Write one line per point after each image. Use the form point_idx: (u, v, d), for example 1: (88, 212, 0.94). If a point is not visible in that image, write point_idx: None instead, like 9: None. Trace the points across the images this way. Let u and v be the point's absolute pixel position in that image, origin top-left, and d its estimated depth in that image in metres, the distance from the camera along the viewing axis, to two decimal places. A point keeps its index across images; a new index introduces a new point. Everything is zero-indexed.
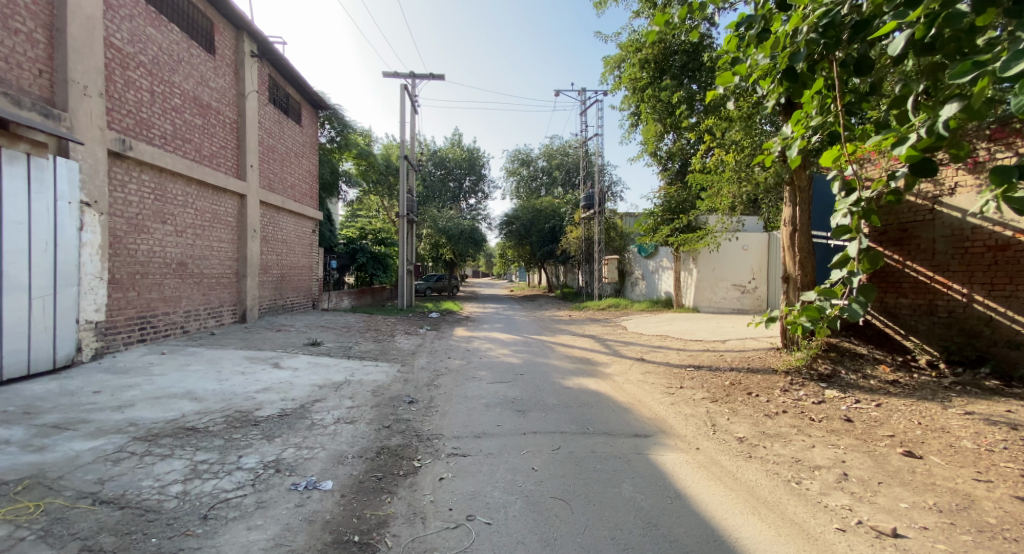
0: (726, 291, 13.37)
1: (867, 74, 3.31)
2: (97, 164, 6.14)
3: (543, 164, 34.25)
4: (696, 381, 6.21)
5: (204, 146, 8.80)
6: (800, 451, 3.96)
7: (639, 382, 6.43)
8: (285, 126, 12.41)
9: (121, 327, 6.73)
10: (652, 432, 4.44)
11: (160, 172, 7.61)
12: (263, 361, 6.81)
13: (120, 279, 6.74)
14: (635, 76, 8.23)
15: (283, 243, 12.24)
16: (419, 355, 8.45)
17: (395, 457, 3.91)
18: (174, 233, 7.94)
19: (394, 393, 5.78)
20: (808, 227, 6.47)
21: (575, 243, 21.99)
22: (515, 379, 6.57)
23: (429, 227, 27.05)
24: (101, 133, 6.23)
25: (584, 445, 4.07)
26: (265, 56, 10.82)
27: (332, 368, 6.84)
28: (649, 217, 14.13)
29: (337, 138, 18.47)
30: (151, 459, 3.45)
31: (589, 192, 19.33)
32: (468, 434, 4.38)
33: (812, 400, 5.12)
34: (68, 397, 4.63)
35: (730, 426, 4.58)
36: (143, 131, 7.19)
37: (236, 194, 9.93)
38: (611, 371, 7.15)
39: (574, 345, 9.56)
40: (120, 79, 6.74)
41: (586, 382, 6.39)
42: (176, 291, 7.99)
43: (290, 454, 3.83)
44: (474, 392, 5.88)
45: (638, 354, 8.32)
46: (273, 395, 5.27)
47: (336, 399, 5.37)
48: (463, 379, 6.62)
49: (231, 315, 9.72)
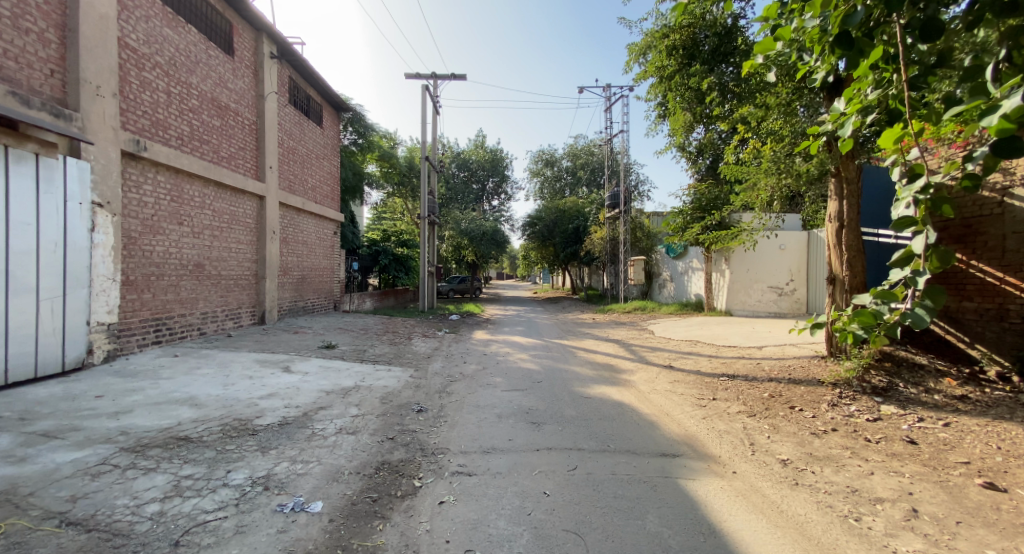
0: (762, 294, 12.61)
1: (937, 39, 2.73)
2: (109, 165, 6.10)
3: (568, 164, 33.69)
4: (730, 393, 5.68)
5: (222, 148, 8.77)
6: (856, 479, 3.44)
7: (667, 392, 5.93)
8: (306, 128, 12.39)
9: (135, 329, 6.68)
10: (683, 453, 3.96)
11: (176, 174, 7.57)
12: (273, 365, 6.63)
13: (135, 281, 6.69)
14: (661, 63, 7.57)
15: (303, 245, 12.22)
16: (435, 359, 8.16)
17: (395, 474, 3.58)
18: (190, 234, 7.90)
19: (402, 401, 5.47)
20: (858, 223, 5.82)
21: (599, 244, 21.47)
22: (532, 387, 6.18)
23: (452, 229, 26.90)
24: (115, 133, 6.19)
25: (604, 467, 3.64)
26: (284, 57, 10.77)
27: (343, 373, 6.59)
28: (678, 215, 13.59)
29: (359, 141, 18.59)
30: (133, 474, 3.22)
31: (614, 191, 18.77)
32: (476, 449, 4.01)
33: (866, 416, 4.55)
34: (69, 402, 4.50)
35: (770, 446, 4.07)
36: (159, 132, 7.14)
37: (255, 195, 9.90)
38: (637, 379, 6.67)
39: (597, 350, 9.07)
40: (135, 79, 6.71)
41: (608, 391, 5.94)
42: (193, 293, 7.95)
43: (282, 468, 3.55)
44: (487, 401, 5.51)
45: (666, 361, 7.77)
46: (276, 402, 5.04)
47: (341, 406, 5.10)
48: (477, 386, 6.25)
49: (249, 317, 9.68)
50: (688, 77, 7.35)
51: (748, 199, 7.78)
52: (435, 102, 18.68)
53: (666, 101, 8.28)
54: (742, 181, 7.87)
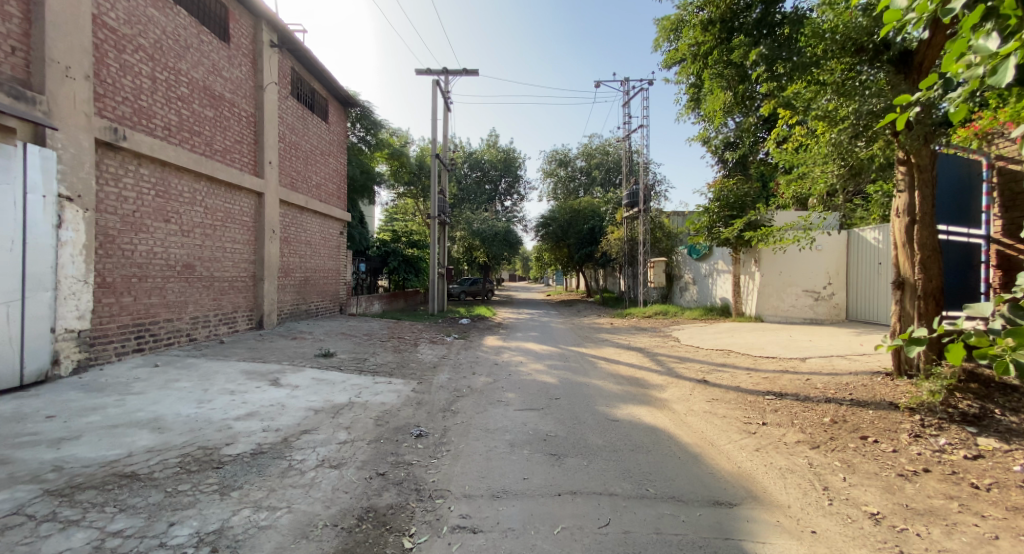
0: (796, 298, 11.62)
1: None
2: (81, 155, 5.50)
3: (582, 164, 32.87)
4: (783, 416, 4.87)
5: (215, 140, 8.19)
6: (983, 547, 2.61)
7: (706, 414, 5.16)
8: (310, 123, 11.81)
9: (113, 335, 6.08)
10: (741, 500, 3.17)
11: (162, 167, 6.98)
12: (262, 377, 5.97)
13: (112, 283, 6.09)
14: (696, 39, 6.68)
15: (306, 245, 11.63)
16: (442, 370, 7.44)
17: (380, 528, 2.85)
18: (178, 233, 7.30)
19: (400, 423, 4.75)
20: (933, 218, 4.97)
21: (616, 245, 20.65)
22: (549, 405, 5.41)
23: (463, 230, 26.29)
24: (87, 119, 5.59)
25: (644, 522, 2.87)
26: (285, 46, 10.18)
27: (338, 386, 5.91)
28: (703, 214, 12.72)
29: (368, 139, 18.25)
30: (48, 530, 2.54)
31: (632, 189, 17.87)
32: (483, 492, 3.26)
33: (963, 452, 3.73)
34: (13, 424, 3.88)
35: (851, 493, 3.27)
36: (142, 121, 6.56)
37: (253, 192, 9.32)
38: (669, 397, 5.85)
39: (619, 361, 8.26)
40: (114, 62, 6.12)
41: (638, 413, 5.15)
42: (181, 296, 7.35)
43: (241, 518, 2.84)
44: (498, 424, 4.75)
45: (699, 374, 6.93)
46: (253, 424, 4.35)
47: (329, 430, 4.40)
48: (487, 403, 5.51)
49: (246, 321, 9.09)
50: (728, 53, 6.42)
51: (803, 188, 6.76)
52: (445, 98, 18.04)
53: (700, 82, 7.40)
54: (798, 169, 6.86)
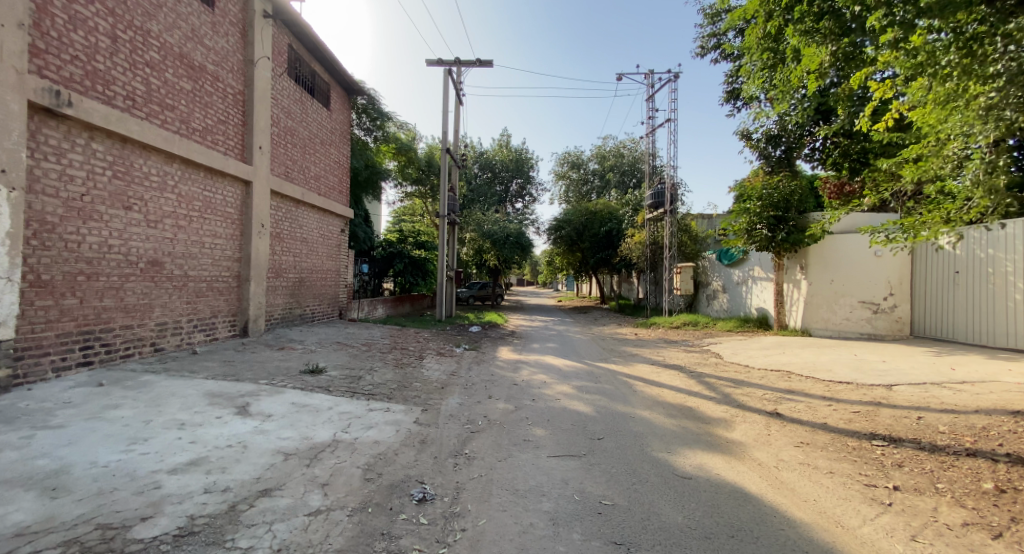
0: (851, 310, 10.22)
1: None
2: (6, 119, 4.38)
3: (595, 165, 31.67)
4: (918, 477, 3.57)
5: (194, 118, 7.06)
6: None
7: (804, 468, 3.87)
8: (310, 108, 10.68)
9: (50, 347, 4.92)
10: None
11: (124, 143, 5.83)
12: (228, 403, 4.75)
13: (51, 282, 4.95)
14: None
15: (301, 243, 10.46)
16: (451, 392, 6.17)
17: None
18: (143, 223, 6.14)
19: (396, 478, 3.50)
20: None
21: (637, 249, 19.37)
22: (592, 450, 4.14)
23: (472, 231, 25.18)
24: (17, 76, 4.48)
25: None
26: (279, 18, 9.07)
27: (322, 416, 4.67)
28: (742, 214, 11.58)
29: (373, 130, 16.81)
30: None
31: (657, 189, 16.58)
32: None
33: None
34: None
35: None
36: (96, 85, 5.42)
37: (239, 180, 8.16)
38: (743, 438, 4.56)
39: (660, 383, 6.96)
40: (60, 11, 5.00)
41: (714, 466, 3.86)
42: (144, 298, 6.19)
43: None
44: (529, 480, 3.50)
45: (768, 405, 5.62)
46: (194, 480, 3.12)
47: (297, 490, 3.16)
48: (511, 445, 4.25)
49: (226, 327, 7.92)
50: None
51: None
52: (457, 91, 16.91)
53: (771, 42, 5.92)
54: None
